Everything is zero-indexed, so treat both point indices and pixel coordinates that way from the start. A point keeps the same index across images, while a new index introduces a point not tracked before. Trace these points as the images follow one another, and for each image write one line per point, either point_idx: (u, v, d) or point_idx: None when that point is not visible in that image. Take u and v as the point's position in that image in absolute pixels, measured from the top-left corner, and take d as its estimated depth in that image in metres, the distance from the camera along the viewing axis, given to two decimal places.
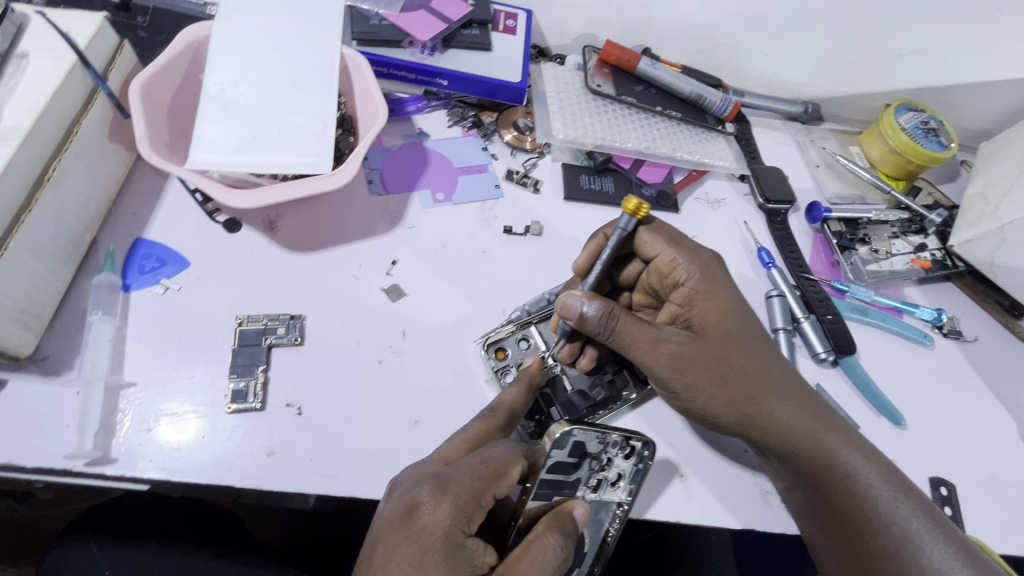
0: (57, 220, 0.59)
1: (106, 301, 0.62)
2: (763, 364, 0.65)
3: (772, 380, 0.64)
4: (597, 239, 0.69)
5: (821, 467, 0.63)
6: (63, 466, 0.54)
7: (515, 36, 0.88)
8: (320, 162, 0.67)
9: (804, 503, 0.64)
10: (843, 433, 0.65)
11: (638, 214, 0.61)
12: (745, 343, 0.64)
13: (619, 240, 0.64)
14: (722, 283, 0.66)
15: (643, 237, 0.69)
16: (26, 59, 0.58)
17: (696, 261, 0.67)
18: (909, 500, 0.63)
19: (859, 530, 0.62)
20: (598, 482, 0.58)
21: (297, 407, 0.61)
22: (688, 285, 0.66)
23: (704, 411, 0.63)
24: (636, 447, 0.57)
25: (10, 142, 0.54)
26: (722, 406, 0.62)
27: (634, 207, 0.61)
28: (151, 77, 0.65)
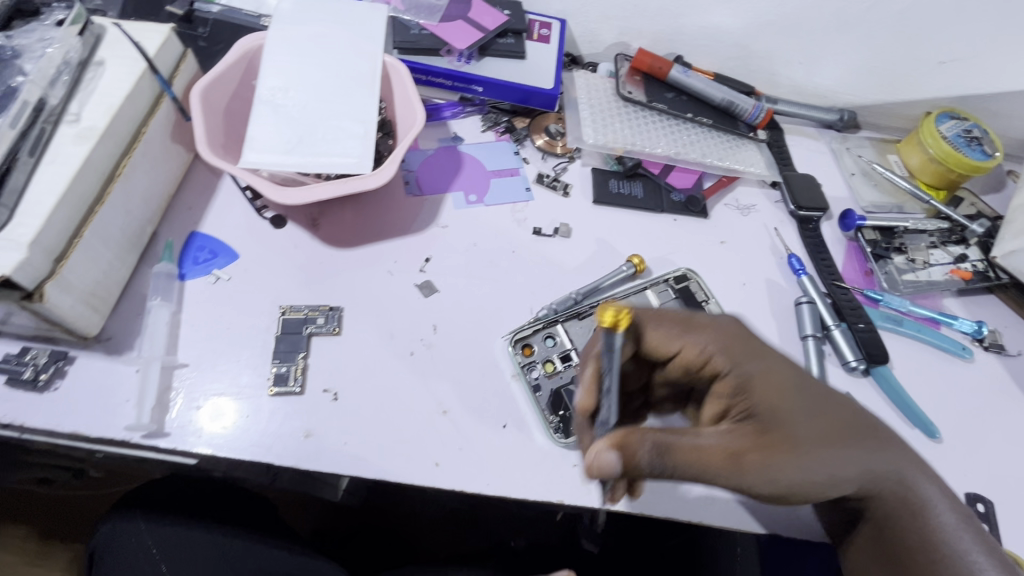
0: (124, 213, 0.64)
1: (164, 288, 0.67)
2: (833, 415, 0.58)
3: (850, 439, 0.58)
4: (592, 366, 0.58)
5: (898, 504, 0.58)
6: (122, 437, 0.59)
7: (549, 45, 0.91)
8: (361, 164, 0.71)
9: (872, 539, 0.61)
10: (911, 457, 0.60)
11: (620, 325, 0.51)
12: (812, 414, 0.57)
13: (613, 361, 0.54)
14: (761, 356, 0.60)
15: (651, 338, 0.62)
16: (102, 67, 0.64)
17: (722, 341, 0.60)
18: (974, 530, 0.59)
19: (935, 568, 0.57)
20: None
21: (333, 393, 0.65)
22: (728, 372, 0.59)
23: (810, 495, 0.56)
24: None
25: (88, 140, 0.59)
26: (818, 490, 0.56)
27: (613, 320, 0.51)
28: (209, 83, 0.70)
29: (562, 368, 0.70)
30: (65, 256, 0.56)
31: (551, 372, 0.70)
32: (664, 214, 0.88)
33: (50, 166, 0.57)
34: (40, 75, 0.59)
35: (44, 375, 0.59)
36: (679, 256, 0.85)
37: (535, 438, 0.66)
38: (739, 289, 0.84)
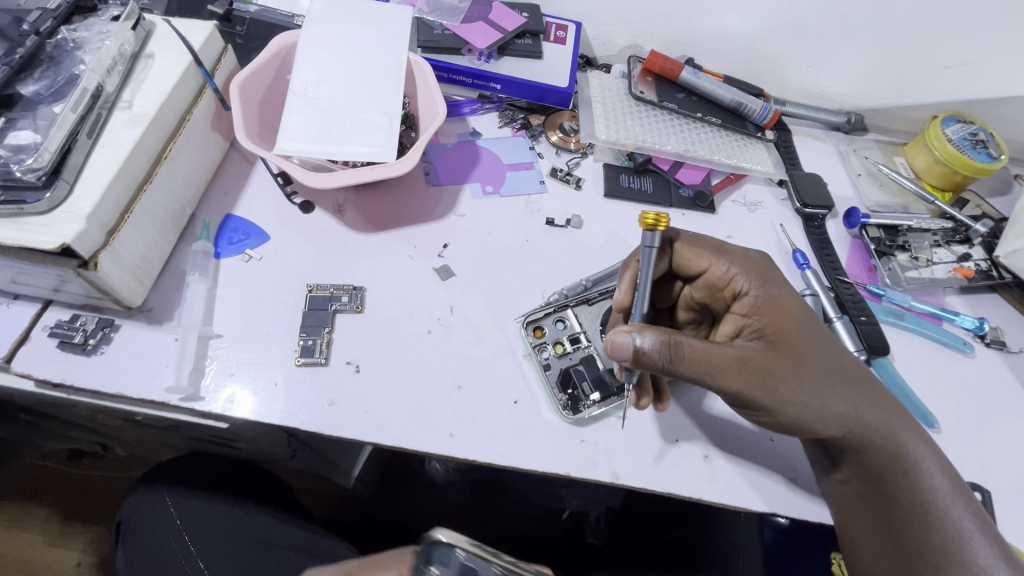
0: (169, 193, 0.69)
1: (202, 265, 0.72)
2: (838, 362, 0.63)
3: (845, 376, 0.63)
4: (631, 269, 0.68)
5: (889, 458, 0.64)
6: (162, 398, 0.63)
7: (564, 46, 0.96)
8: (385, 154, 0.76)
9: (856, 493, 0.65)
10: (906, 419, 0.65)
11: (659, 226, 0.59)
12: (819, 349, 0.62)
13: (648, 258, 0.62)
14: (782, 287, 0.66)
15: (685, 254, 0.69)
16: (152, 59, 0.69)
17: (748, 269, 0.67)
18: (962, 498, 0.62)
19: (909, 521, 0.62)
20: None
21: (356, 365, 0.69)
22: (749, 294, 0.65)
23: (798, 420, 0.61)
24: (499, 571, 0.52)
25: (139, 125, 0.64)
26: (812, 415, 0.60)
27: (654, 222, 0.59)
28: (248, 76, 0.76)
29: (571, 349, 0.74)
30: (116, 229, 0.62)
31: (561, 353, 0.74)
32: (673, 209, 0.91)
33: (105, 148, 0.62)
34: (97, 65, 0.64)
35: (92, 340, 0.64)
36: None
37: (544, 414, 0.70)
38: None
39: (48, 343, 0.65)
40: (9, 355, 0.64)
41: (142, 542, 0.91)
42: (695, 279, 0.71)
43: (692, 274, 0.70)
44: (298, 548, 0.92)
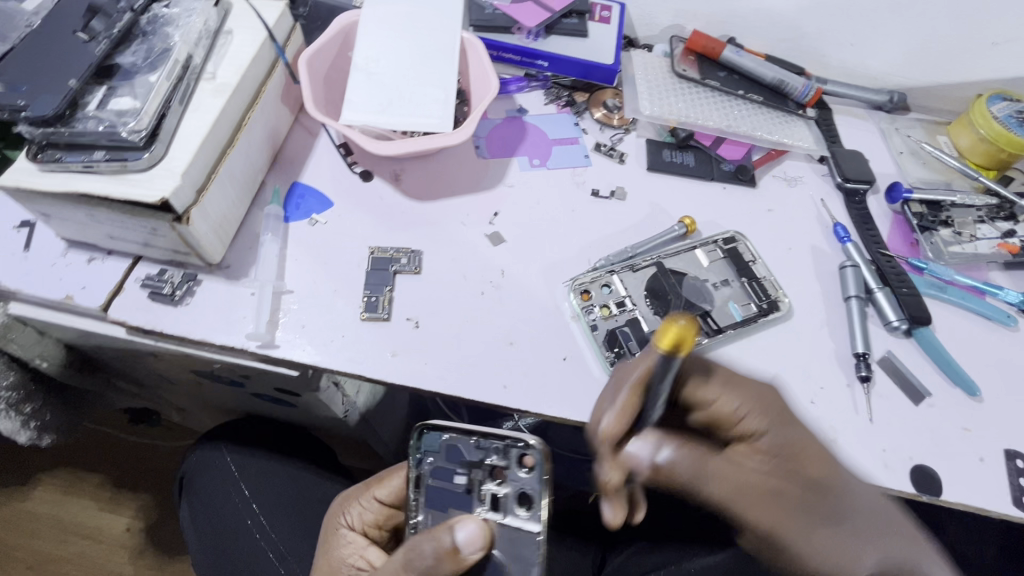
0: (246, 158, 0.75)
1: (274, 226, 0.78)
2: (837, 494, 0.64)
3: (836, 512, 0.63)
4: (630, 394, 0.61)
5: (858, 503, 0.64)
6: (242, 344, 0.69)
7: (609, 25, 0.99)
8: (443, 125, 0.80)
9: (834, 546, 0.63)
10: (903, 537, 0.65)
11: (682, 344, 0.51)
12: (823, 475, 0.64)
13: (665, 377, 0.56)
14: (798, 428, 0.66)
15: (695, 388, 0.66)
16: (231, 34, 0.75)
17: (758, 408, 0.66)
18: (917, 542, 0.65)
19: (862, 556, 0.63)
20: (496, 496, 0.63)
21: (415, 321, 0.74)
22: (762, 435, 0.65)
23: (772, 536, 0.64)
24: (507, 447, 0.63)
25: (223, 94, 0.70)
26: (789, 536, 0.64)
27: (677, 338, 0.51)
28: (315, 52, 0.81)
29: (617, 312, 0.78)
30: (204, 188, 0.67)
31: (607, 315, 0.77)
32: (714, 182, 0.93)
33: (194, 114, 0.68)
34: (186, 38, 0.70)
35: (179, 291, 0.71)
36: (728, 221, 0.90)
37: (593, 370, 0.73)
38: (785, 253, 0.88)
39: (141, 293, 0.71)
40: (107, 303, 0.70)
41: (205, 500, 0.97)
42: (705, 411, 0.67)
43: (700, 405, 0.67)
44: None
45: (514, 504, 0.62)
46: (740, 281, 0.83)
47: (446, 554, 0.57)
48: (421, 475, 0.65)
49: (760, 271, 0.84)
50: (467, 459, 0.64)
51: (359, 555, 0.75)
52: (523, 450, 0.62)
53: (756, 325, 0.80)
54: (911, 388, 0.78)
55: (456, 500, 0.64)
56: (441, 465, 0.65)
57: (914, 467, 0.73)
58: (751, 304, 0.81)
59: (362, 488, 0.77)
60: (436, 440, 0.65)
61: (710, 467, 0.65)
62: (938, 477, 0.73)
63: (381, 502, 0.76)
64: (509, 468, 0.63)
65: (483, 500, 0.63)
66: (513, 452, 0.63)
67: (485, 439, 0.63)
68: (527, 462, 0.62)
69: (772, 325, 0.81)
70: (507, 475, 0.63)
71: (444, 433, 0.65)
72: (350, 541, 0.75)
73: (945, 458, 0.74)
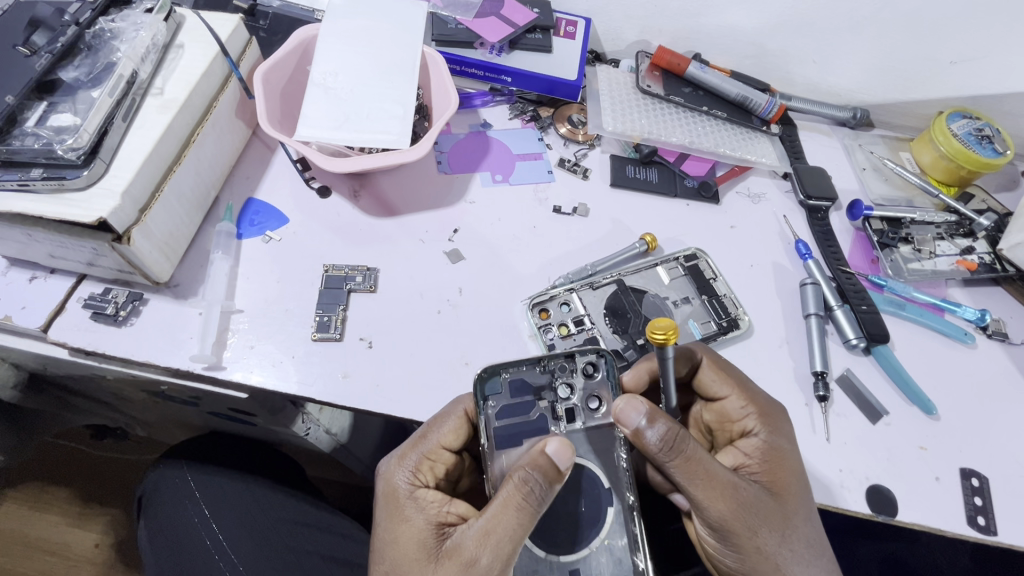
0: (195, 175, 0.73)
1: (225, 244, 0.76)
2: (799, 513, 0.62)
3: (791, 524, 0.61)
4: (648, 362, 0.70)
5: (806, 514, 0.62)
6: (188, 366, 0.68)
7: (574, 41, 0.99)
8: (400, 141, 0.79)
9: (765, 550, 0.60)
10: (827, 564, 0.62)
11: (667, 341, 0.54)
12: (796, 491, 0.63)
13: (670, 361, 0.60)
14: (790, 444, 0.66)
15: (708, 376, 0.70)
16: (182, 49, 0.74)
17: (763, 414, 0.67)
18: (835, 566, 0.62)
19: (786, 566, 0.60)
20: (568, 412, 0.65)
21: (369, 341, 0.73)
22: (757, 437, 0.66)
23: (724, 528, 0.60)
24: (578, 363, 0.66)
25: (170, 110, 0.68)
26: (745, 535, 0.59)
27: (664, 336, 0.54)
28: (271, 67, 0.80)
29: (575, 331, 0.77)
30: (148, 207, 0.66)
31: (565, 334, 0.77)
32: (677, 199, 0.93)
33: (139, 130, 0.67)
34: (132, 52, 0.68)
35: (123, 311, 0.69)
36: (691, 237, 0.90)
37: None
38: (746, 270, 0.88)
39: (82, 314, 0.69)
40: (46, 324, 0.68)
41: (165, 520, 0.91)
42: (711, 405, 0.72)
43: (708, 397, 0.71)
44: (315, 552, 0.90)
45: (588, 410, 0.65)
46: (700, 298, 0.83)
47: (547, 472, 0.55)
48: (485, 421, 0.63)
49: (720, 289, 0.84)
50: (534, 389, 0.65)
51: (440, 515, 0.61)
52: (586, 361, 0.66)
53: (714, 344, 0.80)
54: (868, 407, 0.79)
55: (531, 428, 0.64)
56: (506, 404, 0.64)
57: (870, 487, 0.73)
58: (710, 322, 0.81)
59: (418, 440, 0.66)
60: (498, 382, 0.64)
61: (691, 449, 0.57)
62: (893, 498, 0.73)
63: (441, 452, 0.66)
64: (575, 385, 0.66)
65: (557, 419, 0.65)
66: (579, 365, 0.66)
67: (549, 363, 0.65)
68: (593, 371, 0.66)
69: (730, 343, 0.81)
70: (575, 391, 0.66)
71: (505, 373, 0.64)
72: (424, 501, 0.62)
73: (901, 478, 0.74)
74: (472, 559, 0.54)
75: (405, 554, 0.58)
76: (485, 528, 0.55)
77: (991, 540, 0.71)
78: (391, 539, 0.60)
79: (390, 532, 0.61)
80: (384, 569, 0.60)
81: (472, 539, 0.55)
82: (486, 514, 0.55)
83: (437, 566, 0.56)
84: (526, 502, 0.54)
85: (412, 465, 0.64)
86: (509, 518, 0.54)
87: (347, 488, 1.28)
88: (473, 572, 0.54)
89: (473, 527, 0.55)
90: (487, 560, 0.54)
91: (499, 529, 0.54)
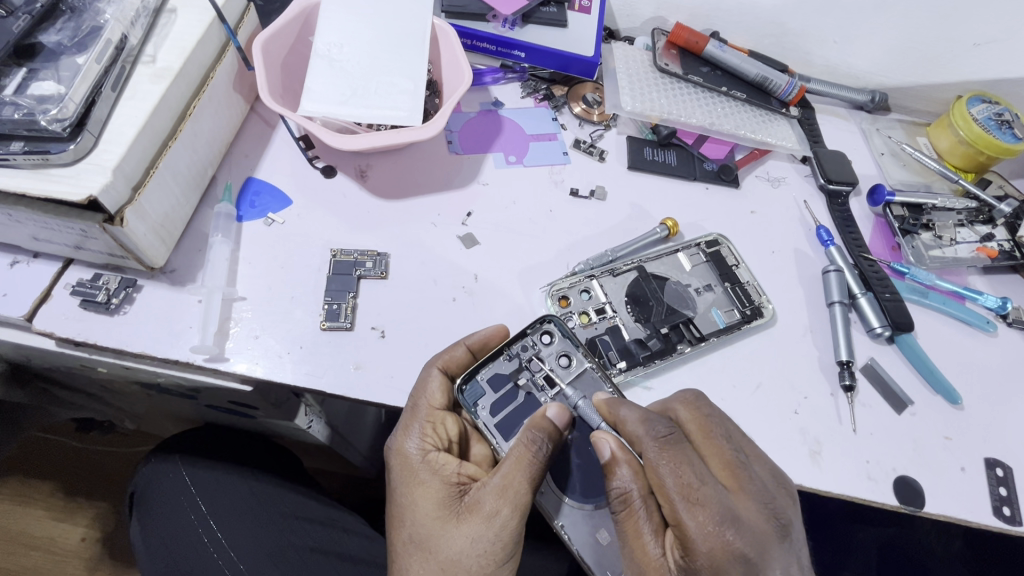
0: (192, 152, 0.68)
1: (224, 227, 0.71)
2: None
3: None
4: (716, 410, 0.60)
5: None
6: (187, 358, 0.63)
7: (590, 15, 0.94)
8: (411, 117, 0.74)
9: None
10: None
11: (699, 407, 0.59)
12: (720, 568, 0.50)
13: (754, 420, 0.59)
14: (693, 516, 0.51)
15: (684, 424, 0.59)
16: (175, 14, 0.67)
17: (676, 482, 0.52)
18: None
19: None
20: (547, 380, 0.66)
21: (381, 330, 0.69)
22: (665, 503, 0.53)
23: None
24: (535, 337, 0.66)
25: (163, 79, 0.63)
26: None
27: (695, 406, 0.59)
28: (270, 36, 0.74)
29: (596, 319, 0.74)
30: (142, 184, 0.60)
31: (586, 323, 0.74)
32: (696, 182, 0.90)
33: (130, 100, 0.61)
34: (121, 15, 0.62)
35: (115, 299, 0.64)
36: (711, 223, 0.87)
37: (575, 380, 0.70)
38: (768, 257, 0.86)
39: (70, 301, 0.64)
40: (30, 313, 0.63)
41: (160, 519, 0.86)
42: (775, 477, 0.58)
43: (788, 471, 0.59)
44: (317, 548, 0.86)
45: (563, 369, 0.66)
46: (723, 286, 0.80)
47: (551, 433, 0.57)
48: (486, 424, 0.64)
49: (743, 276, 0.81)
50: (510, 375, 0.65)
51: (454, 474, 0.60)
52: (539, 332, 0.67)
53: (739, 333, 0.77)
54: (893, 396, 0.77)
55: (526, 410, 0.64)
56: (492, 402, 0.64)
57: (898, 479, 0.72)
58: (733, 310, 0.78)
59: (416, 405, 0.62)
60: (477, 385, 0.64)
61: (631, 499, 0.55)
62: (920, 489, 0.71)
63: (443, 416, 0.63)
64: (542, 354, 0.66)
65: (543, 390, 0.65)
66: (534, 336, 0.66)
67: (510, 349, 0.65)
68: (549, 337, 0.67)
69: (755, 332, 0.78)
70: (544, 359, 0.66)
71: (479, 374, 0.64)
72: (436, 463, 0.60)
73: (928, 469, 0.73)
74: (492, 514, 0.55)
75: (423, 514, 0.57)
76: (501, 484, 0.55)
77: (1017, 530, 0.70)
78: (407, 503, 0.59)
79: (406, 497, 0.59)
80: (403, 534, 0.58)
81: (490, 495, 0.55)
82: (501, 473, 0.55)
83: (458, 522, 0.56)
84: (536, 460, 0.55)
85: (418, 431, 0.61)
86: (524, 476, 0.55)
87: (346, 479, 1.24)
88: (494, 527, 0.55)
89: (490, 485, 0.55)
90: (508, 512, 0.55)
91: (515, 484, 0.55)
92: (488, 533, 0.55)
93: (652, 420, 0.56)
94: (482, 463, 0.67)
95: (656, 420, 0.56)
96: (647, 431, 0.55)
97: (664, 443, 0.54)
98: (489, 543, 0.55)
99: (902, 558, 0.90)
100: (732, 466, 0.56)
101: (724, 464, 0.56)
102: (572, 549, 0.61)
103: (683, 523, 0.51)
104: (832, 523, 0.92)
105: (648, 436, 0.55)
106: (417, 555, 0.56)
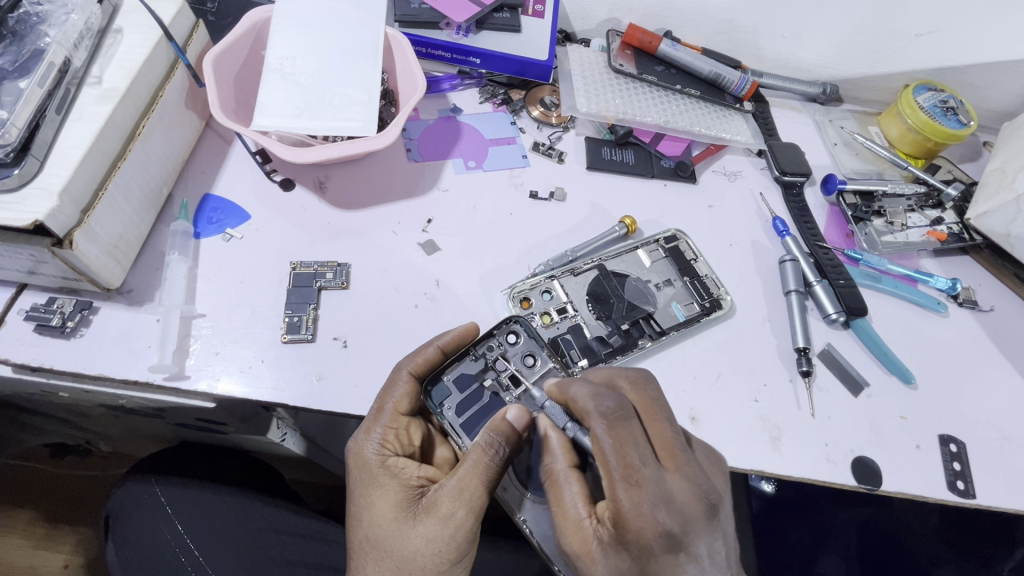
0: (144, 170, 0.68)
1: (181, 244, 0.71)
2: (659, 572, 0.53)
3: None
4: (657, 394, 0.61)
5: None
6: (146, 377, 0.63)
7: (543, 20, 0.94)
8: (366, 128, 0.75)
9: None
10: None
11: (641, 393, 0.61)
12: (661, 550, 0.52)
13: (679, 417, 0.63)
14: (627, 496, 0.52)
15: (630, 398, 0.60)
16: (121, 34, 0.67)
17: (618, 465, 0.53)
18: None
19: None
20: (512, 379, 0.66)
21: (343, 340, 0.69)
22: (608, 486, 0.53)
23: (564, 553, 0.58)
24: (504, 334, 0.68)
25: (110, 100, 0.63)
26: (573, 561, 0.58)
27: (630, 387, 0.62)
28: (220, 53, 0.74)
29: (558, 319, 0.75)
30: (92, 206, 0.60)
31: (548, 323, 0.75)
32: (655, 179, 0.92)
33: (76, 123, 0.61)
34: (64, 38, 0.62)
35: (70, 322, 0.64)
36: (669, 218, 0.89)
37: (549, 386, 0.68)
38: (726, 249, 0.88)
39: (26, 327, 0.64)
40: None
41: (131, 540, 0.84)
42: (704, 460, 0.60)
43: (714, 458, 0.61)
44: (297, 562, 0.85)
45: (526, 369, 0.67)
46: (682, 280, 0.81)
47: (510, 436, 0.57)
48: (452, 424, 0.64)
49: (702, 269, 0.83)
50: (476, 376, 0.66)
51: (414, 477, 0.61)
52: (504, 333, 0.68)
53: (698, 325, 0.78)
54: (850, 380, 0.79)
55: (491, 410, 0.65)
56: (458, 403, 0.65)
57: (855, 459, 0.74)
58: (693, 304, 0.80)
59: (380, 410, 0.62)
60: (443, 386, 0.65)
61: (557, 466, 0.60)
62: (877, 468, 0.74)
63: (406, 421, 0.63)
64: (508, 353, 0.67)
65: (507, 390, 0.66)
66: (499, 337, 0.67)
67: (477, 349, 0.66)
68: (514, 337, 0.68)
69: (715, 324, 0.80)
70: (510, 359, 0.67)
71: (445, 374, 0.65)
72: (396, 468, 0.60)
73: (884, 448, 0.75)
74: (449, 515, 0.56)
75: (381, 515, 0.58)
76: (457, 487, 0.56)
77: (971, 503, 0.73)
78: (366, 504, 0.59)
79: (365, 498, 0.60)
80: (360, 533, 0.59)
81: (447, 497, 0.56)
82: (458, 474, 0.56)
83: (415, 523, 0.57)
84: (492, 463, 0.56)
85: (379, 435, 0.61)
86: (481, 477, 0.56)
87: (329, 493, 1.22)
88: (451, 525, 0.56)
89: (447, 486, 0.56)
90: (463, 513, 0.56)
91: (471, 486, 0.56)
92: (443, 532, 0.56)
93: (602, 395, 0.56)
94: (444, 465, 0.69)
95: (606, 396, 0.56)
96: (595, 406, 0.55)
97: (612, 418, 0.54)
98: (445, 542, 0.56)
99: (877, 538, 0.92)
100: (672, 446, 0.56)
101: (664, 443, 0.57)
102: (534, 541, 0.64)
103: (623, 503, 0.52)
104: (811, 507, 0.94)
105: (597, 411, 0.55)
106: (373, 555, 0.57)
